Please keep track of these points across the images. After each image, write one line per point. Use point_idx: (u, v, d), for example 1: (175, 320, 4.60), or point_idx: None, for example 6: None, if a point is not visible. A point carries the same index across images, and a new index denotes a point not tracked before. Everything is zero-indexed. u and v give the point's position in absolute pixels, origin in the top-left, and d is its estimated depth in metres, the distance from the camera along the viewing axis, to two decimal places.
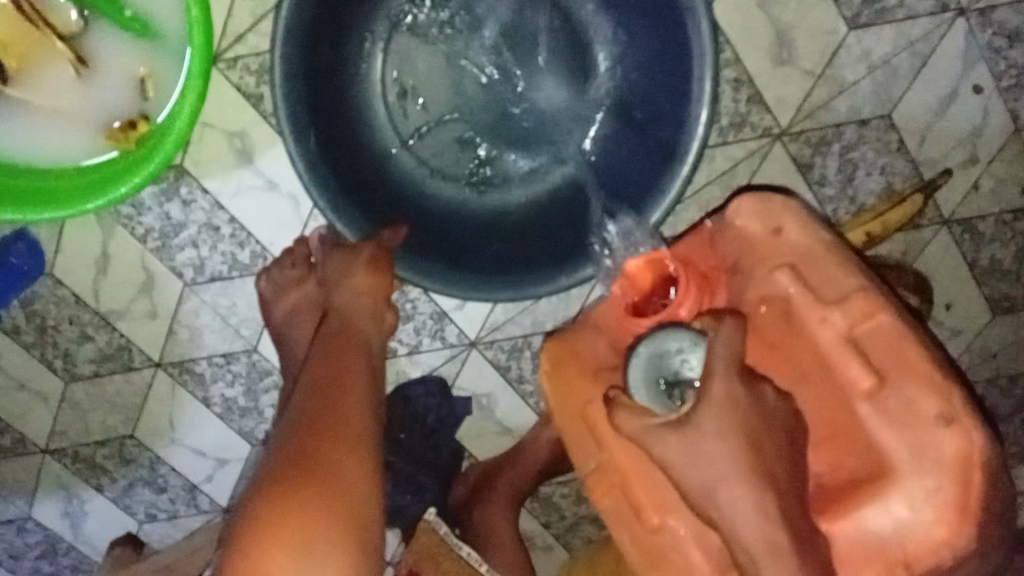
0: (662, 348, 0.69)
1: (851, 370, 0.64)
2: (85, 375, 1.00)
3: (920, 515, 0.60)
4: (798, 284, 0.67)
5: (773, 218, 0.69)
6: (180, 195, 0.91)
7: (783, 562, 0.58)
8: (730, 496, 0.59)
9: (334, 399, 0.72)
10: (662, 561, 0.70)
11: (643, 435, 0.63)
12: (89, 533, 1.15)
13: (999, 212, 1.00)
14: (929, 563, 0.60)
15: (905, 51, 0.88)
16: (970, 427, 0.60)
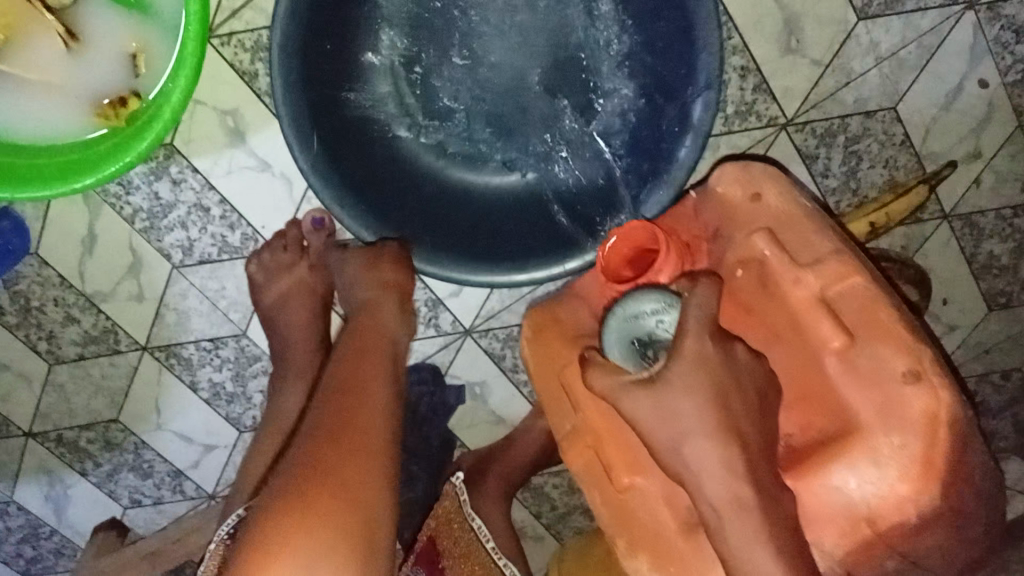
0: (635, 310, 0.69)
1: (823, 330, 0.64)
2: (69, 358, 0.98)
3: (886, 473, 0.60)
4: (774, 247, 0.67)
5: (754, 184, 0.70)
6: (170, 174, 0.87)
7: (748, 519, 0.56)
8: (696, 452, 0.58)
9: (353, 400, 0.67)
10: (633, 522, 0.72)
11: (614, 392, 0.63)
12: (73, 517, 1.13)
13: (1000, 208, 0.99)
14: (893, 519, 0.60)
15: (913, 43, 0.86)
16: (938, 385, 0.60)
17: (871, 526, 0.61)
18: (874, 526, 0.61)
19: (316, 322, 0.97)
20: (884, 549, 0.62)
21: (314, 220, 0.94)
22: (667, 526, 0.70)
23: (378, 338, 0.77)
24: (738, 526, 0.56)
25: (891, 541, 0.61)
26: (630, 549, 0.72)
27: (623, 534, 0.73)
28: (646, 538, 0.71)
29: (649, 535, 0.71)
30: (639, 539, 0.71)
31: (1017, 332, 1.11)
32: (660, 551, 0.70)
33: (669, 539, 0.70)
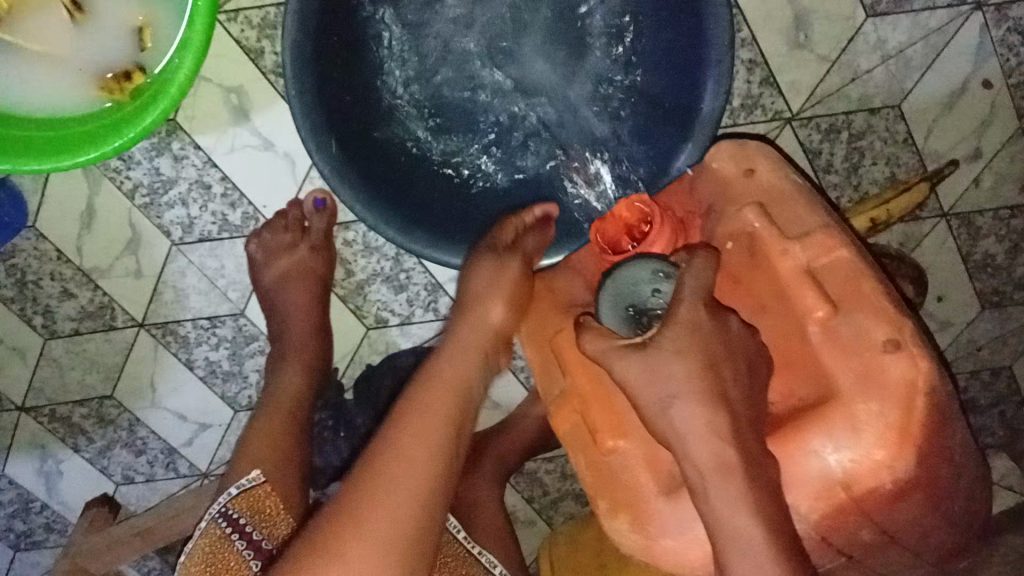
0: (631, 278, 0.70)
1: (807, 300, 0.66)
2: (64, 332, 0.97)
3: (865, 439, 0.60)
4: (763, 219, 0.70)
5: (748, 160, 0.73)
6: (172, 150, 0.86)
7: (732, 480, 0.60)
8: (684, 413, 0.62)
9: (410, 430, 0.72)
10: (614, 483, 0.72)
11: (606, 356, 0.66)
12: (63, 492, 1.13)
13: (997, 209, 1.00)
14: (868, 485, 0.61)
15: (919, 42, 0.86)
16: (917, 353, 0.61)
17: (846, 492, 0.62)
18: (849, 492, 0.62)
19: (317, 302, 0.97)
20: (858, 515, 0.63)
21: (317, 201, 0.93)
22: (648, 488, 0.70)
23: (468, 361, 0.79)
24: (720, 486, 0.60)
25: (864, 506, 0.62)
26: (611, 510, 0.72)
27: (603, 494, 0.73)
28: (627, 500, 0.71)
29: (631, 497, 0.71)
30: (619, 500, 0.72)
31: (1008, 331, 1.13)
32: (639, 512, 0.70)
33: (649, 501, 0.70)
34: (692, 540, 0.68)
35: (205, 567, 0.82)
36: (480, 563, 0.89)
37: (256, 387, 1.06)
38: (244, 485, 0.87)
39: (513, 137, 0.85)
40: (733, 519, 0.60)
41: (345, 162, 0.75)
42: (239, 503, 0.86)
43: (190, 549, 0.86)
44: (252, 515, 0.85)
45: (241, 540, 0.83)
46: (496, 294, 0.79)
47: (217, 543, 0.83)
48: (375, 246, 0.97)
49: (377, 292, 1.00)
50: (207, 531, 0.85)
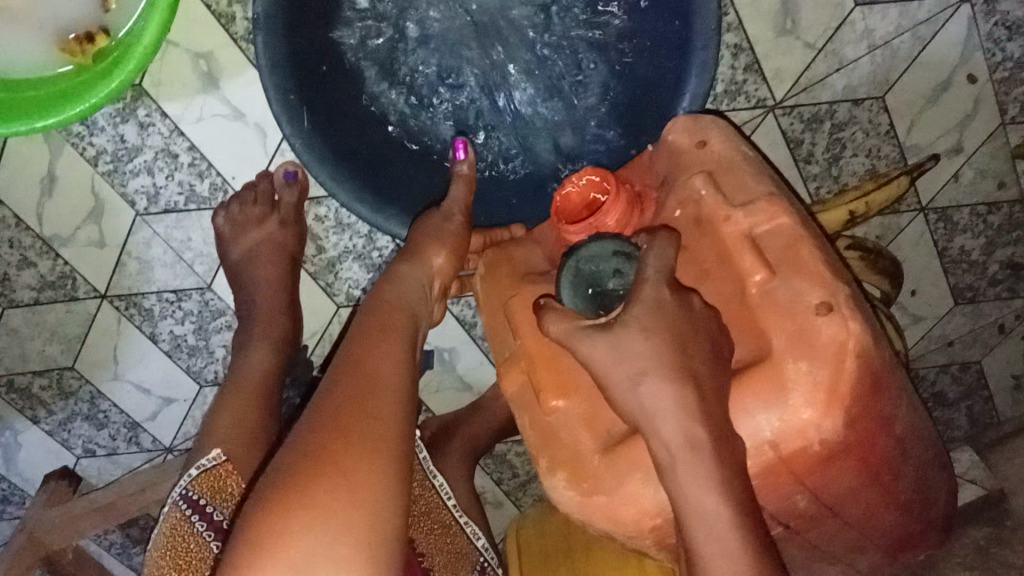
0: (592, 256, 0.69)
1: (746, 262, 0.65)
2: (23, 302, 0.94)
3: (795, 399, 0.60)
4: (710, 187, 0.69)
5: (700, 132, 0.72)
6: (137, 117, 0.83)
7: (700, 457, 0.58)
8: (651, 388, 0.60)
9: (373, 349, 0.68)
10: (553, 441, 0.71)
11: (570, 337, 0.64)
12: (22, 464, 1.10)
13: (974, 204, 1.00)
14: (797, 446, 0.61)
15: (907, 33, 0.85)
16: (848, 315, 0.60)
17: (775, 452, 0.61)
18: (780, 453, 0.61)
19: (286, 279, 0.95)
20: (792, 480, 0.64)
21: (288, 173, 0.90)
22: (586, 447, 0.69)
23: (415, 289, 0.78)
24: (690, 465, 0.58)
25: (797, 470, 0.63)
26: (550, 468, 0.70)
27: (544, 453, 0.71)
28: (566, 459, 0.70)
29: (568, 456, 0.70)
30: (559, 458, 0.70)
31: (979, 326, 1.13)
32: (578, 470, 0.69)
33: (586, 459, 0.69)
34: (626, 498, 0.65)
35: (163, 550, 0.78)
36: (465, 532, 0.90)
37: (222, 362, 1.04)
38: (203, 464, 0.85)
39: (487, 119, 0.83)
40: (698, 497, 0.58)
41: (318, 138, 0.75)
42: (200, 483, 0.83)
43: (154, 537, 0.82)
44: (212, 496, 0.83)
45: (201, 521, 0.80)
46: (439, 245, 0.78)
47: (178, 526, 0.79)
48: (346, 223, 0.94)
49: (349, 269, 0.98)
50: (168, 516, 0.81)
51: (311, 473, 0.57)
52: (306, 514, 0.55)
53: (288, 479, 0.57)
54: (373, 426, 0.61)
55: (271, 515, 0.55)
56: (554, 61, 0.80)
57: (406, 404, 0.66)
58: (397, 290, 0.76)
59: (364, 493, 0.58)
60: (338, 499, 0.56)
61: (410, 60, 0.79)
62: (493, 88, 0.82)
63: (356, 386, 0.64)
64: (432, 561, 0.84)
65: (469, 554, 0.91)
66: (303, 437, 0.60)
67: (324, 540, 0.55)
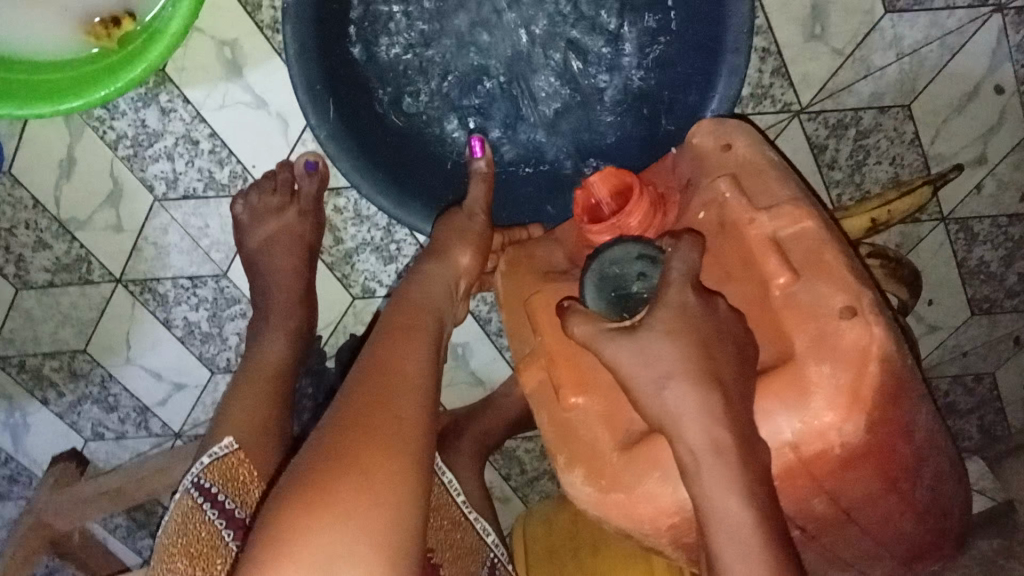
0: (616, 260, 0.69)
1: (770, 266, 0.63)
2: (38, 284, 0.94)
3: (815, 403, 0.58)
4: (735, 190, 0.68)
5: (725, 135, 0.71)
6: (159, 102, 0.82)
7: (725, 459, 0.57)
8: (678, 392, 0.59)
9: (398, 349, 0.68)
10: (573, 439, 0.68)
11: (596, 340, 0.63)
12: (30, 446, 1.10)
13: (995, 215, 0.99)
14: (816, 449, 0.59)
15: (936, 42, 0.84)
16: (873, 321, 0.58)
17: (795, 453, 0.60)
18: (799, 454, 0.60)
19: (303, 268, 0.94)
20: (810, 483, 0.62)
21: (308, 163, 0.89)
22: (605, 444, 0.67)
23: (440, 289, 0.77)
24: (714, 468, 0.57)
25: (813, 471, 0.61)
26: (568, 464, 0.68)
27: (563, 449, 0.69)
28: (584, 455, 0.67)
29: (586, 452, 0.67)
30: (577, 455, 0.68)
31: (994, 337, 1.13)
32: (595, 465, 0.66)
33: (606, 456, 0.66)
34: (644, 495, 0.63)
35: (176, 539, 0.78)
36: (475, 528, 0.91)
37: (236, 349, 1.03)
38: (216, 453, 0.85)
39: (507, 117, 0.82)
40: (720, 499, 0.57)
41: (341, 128, 0.74)
42: (211, 472, 0.83)
43: (166, 521, 0.82)
44: (224, 484, 0.82)
45: (213, 509, 0.80)
46: (464, 243, 0.78)
47: (191, 513, 0.79)
48: (366, 214, 0.94)
49: (366, 261, 0.97)
50: (181, 502, 0.81)
51: (332, 475, 0.57)
52: (325, 516, 0.55)
53: (312, 478, 0.57)
54: (395, 428, 0.61)
55: (290, 515, 0.55)
56: (578, 57, 0.79)
57: (428, 406, 0.65)
58: (425, 289, 0.77)
59: (386, 495, 0.57)
60: (357, 501, 0.56)
61: (431, 54, 0.78)
62: (514, 85, 0.80)
63: (379, 387, 0.63)
64: (441, 557, 0.83)
65: (479, 550, 0.90)
66: (324, 437, 0.60)
67: (345, 540, 0.55)
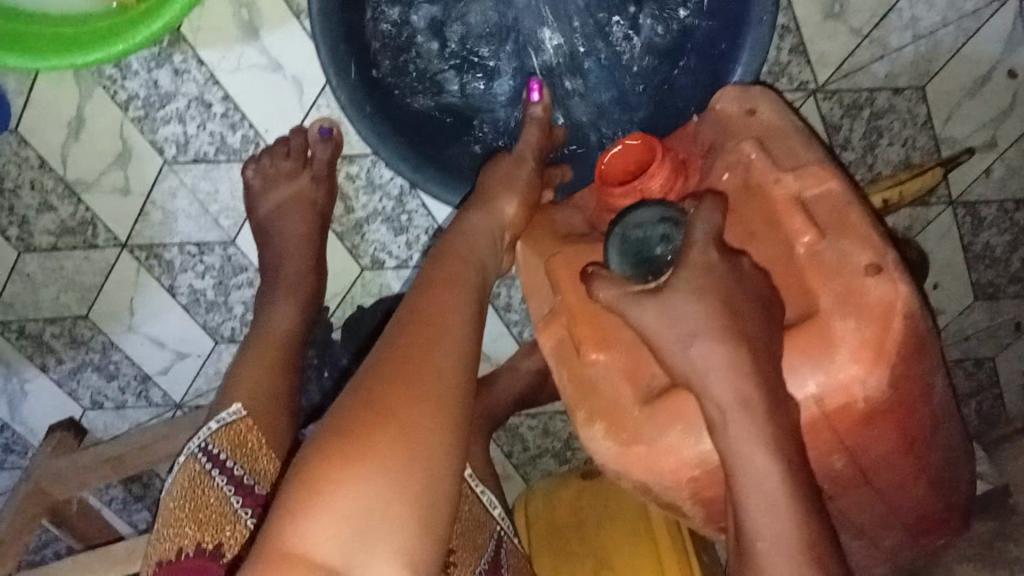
0: (638, 222, 0.64)
1: (794, 224, 0.60)
2: (41, 247, 0.92)
3: (841, 355, 0.55)
4: (760, 152, 0.65)
5: (750, 99, 0.69)
6: (173, 63, 0.81)
7: (752, 416, 0.54)
8: (703, 351, 0.55)
9: (439, 298, 0.67)
10: (592, 395, 0.67)
11: (619, 304, 0.59)
12: (26, 414, 1.08)
13: (1002, 200, 1.00)
14: (839, 402, 0.56)
15: (951, 24, 0.85)
16: (897, 277, 0.56)
17: (818, 407, 0.57)
18: (823, 407, 0.56)
19: (313, 236, 0.93)
20: (831, 438, 0.58)
21: (323, 129, 0.88)
22: (626, 400, 0.65)
23: (486, 237, 0.76)
24: (740, 426, 0.54)
25: (837, 427, 0.58)
26: (588, 418, 0.66)
27: (582, 405, 0.67)
28: (604, 410, 0.65)
29: (607, 407, 0.65)
30: (597, 410, 0.66)
31: (995, 323, 1.13)
32: (615, 419, 0.65)
33: (626, 411, 0.64)
34: (665, 448, 0.61)
35: (182, 500, 0.76)
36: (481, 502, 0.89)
37: (241, 319, 1.02)
38: (224, 418, 0.82)
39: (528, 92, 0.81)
40: (746, 456, 0.54)
41: (361, 92, 0.73)
42: (220, 438, 0.80)
43: (169, 483, 0.80)
44: (233, 450, 0.80)
45: (221, 475, 0.78)
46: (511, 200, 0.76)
47: (198, 479, 0.77)
48: (378, 183, 0.93)
49: (377, 231, 0.96)
50: (185, 466, 0.78)
51: (368, 426, 0.57)
52: (358, 466, 0.56)
53: (350, 426, 0.57)
54: (432, 380, 0.61)
55: (323, 458, 0.56)
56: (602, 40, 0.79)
57: (468, 361, 0.64)
58: (470, 238, 0.75)
59: (421, 449, 0.58)
60: (394, 455, 0.57)
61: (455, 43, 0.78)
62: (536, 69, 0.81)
63: (419, 338, 0.63)
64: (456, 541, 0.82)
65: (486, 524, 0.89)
66: (365, 384, 0.60)
67: (375, 489, 0.56)
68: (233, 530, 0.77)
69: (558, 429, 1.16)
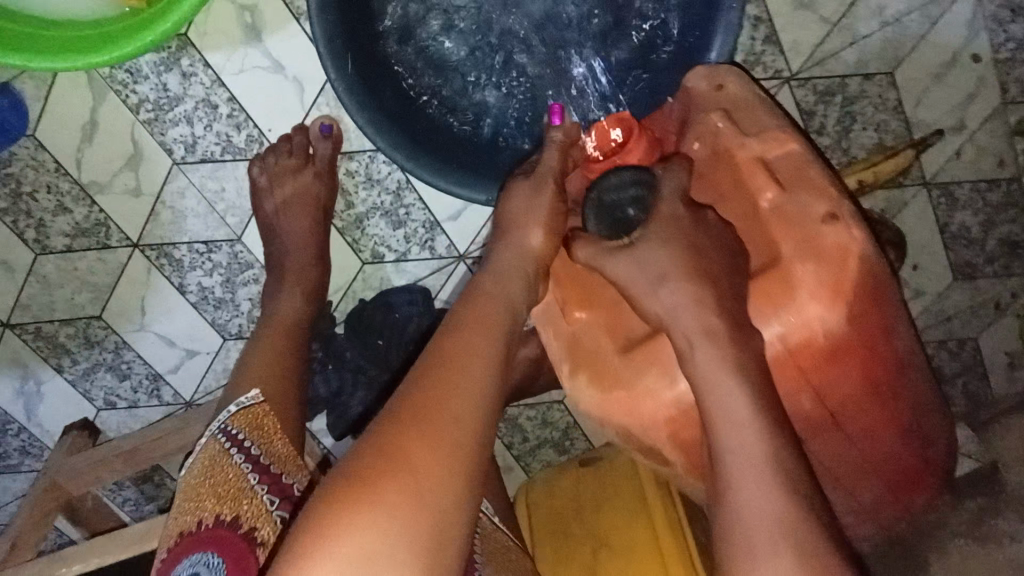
0: (612, 187, 0.68)
1: (758, 182, 0.66)
2: (56, 249, 0.97)
3: (800, 295, 0.61)
4: (727, 121, 0.70)
5: (716, 76, 0.72)
6: (181, 67, 0.86)
7: (717, 341, 0.59)
8: (674, 289, 0.62)
9: (466, 342, 0.64)
10: (577, 348, 0.71)
11: (596, 258, 0.67)
12: (42, 415, 1.11)
13: (974, 181, 1.04)
14: (802, 337, 0.62)
15: (916, 11, 0.89)
16: (853, 224, 0.61)
17: (783, 342, 0.62)
18: (786, 343, 0.62)
19: (317, 229, 0.99)
20: (797, 376, 0.64)
21: (323, 127, 0.93)
22: (606, 349, 0.69)
23: (518, 275, 0.71)
24: (707, 353, 0.59)
25: (801, 364, 0.63)
26: (572, 370, 0.70)
27: (568, 359, 0.71)
28: (587, 359, 0.70)
29: (590, 356, 0.70)
30: (580, 360, 0.70)
31: (976, 303, 1.17)
32: (598, 368, 0.69)
33: (606, 359, 0.68)
34: (644, 391, 0.65)
35: (203, 478, 0.79)
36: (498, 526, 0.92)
37: (249, 315, 1.07)
38: (243, 402, 0.89)
39: (519, 91, 0.85)
40: (717, 384, 0.59)
41: (359, 84, 0.77)
42: (237, 420, 0.86)
43: (190, 465, 0.84)
44: (251, 432, 0.84)
45: (240, 453, 0.81)
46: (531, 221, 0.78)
47: (218, 457, 0.81)
48: (376, 179, 0.97)
49: (376, 226, 1.01)
50: (206, 446, 0.84)
51: (382, 471, 0.54)
52: (366, 513, 0.52)
53: (363, 469, 0.55)
54: (451, 428, 0.58)
55: (330, 508, 0.53)
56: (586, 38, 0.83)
57: (485, 408, 0.61)
58: (499, 279, 0.70)
59: (434, 499, 0.55)
60: (405, 502, 0.54)
61: (448, 49, 0.83)
62: (528, 72, 0.85)
63: (437, 383, 0.60)
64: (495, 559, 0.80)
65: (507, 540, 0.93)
66: (384, 428, 0.57)
67: (382, 539, 0.52)
68: (252, 504, 0.76)
69: (556, 420, 1.19)
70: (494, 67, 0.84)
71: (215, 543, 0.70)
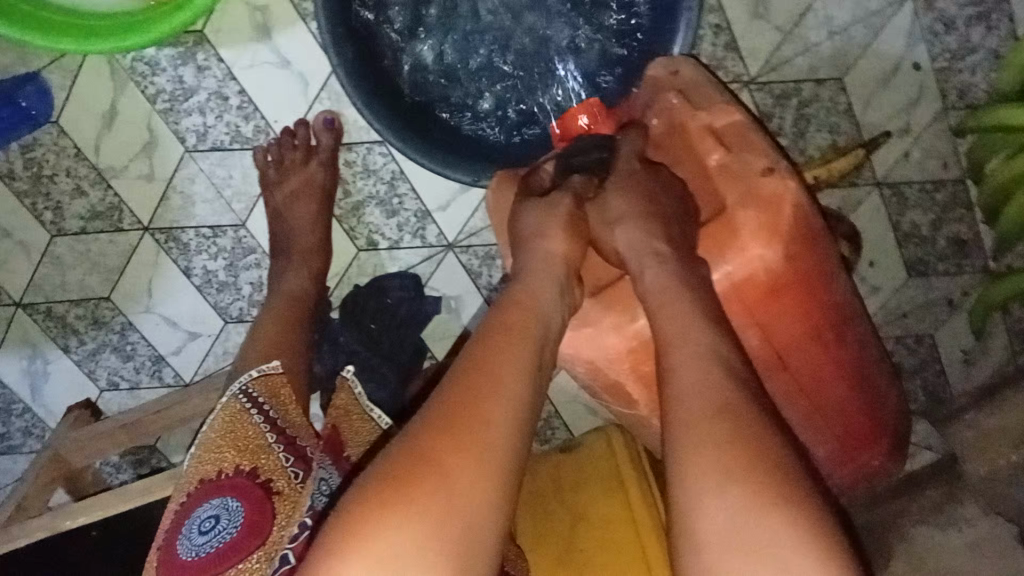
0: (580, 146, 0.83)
1: (706, 146, 0.76)
2: (71, 231, 1.04)
3: (742, 235, 0.71)
4: (681, 98, 0.79)
5: (674, 64, 0.82)
6: (197, 60, 0.95)
7: (664, 265, 0.70)
8: (626, 231, 0.75)
9: (499, 349, 0.66)
10: None
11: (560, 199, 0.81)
12: (45, 396, 1.17)
13: (922, 181, 1.13)
14: (745, 274, 0.72)
15: (860, 22, 1.01)
16: (787, 175, 0.71)
17: (728, 279, 0.73)
18: (732, 279, 0.72)
19: None
20: (744, 312, 0.74)
21: (324, 120, 1.02)
22: None
23: (548, 279, 0.73)
24: (654, 271, 0.71)
25: (746, 299, 0.73)
26: None
27: None
28: None
29: None
30: None
31: (930, 299, 1.24)
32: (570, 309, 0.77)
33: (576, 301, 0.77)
34: (610, 326, 0.75)
35: (223, 432, 0.84)
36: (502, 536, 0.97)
37: (249, 298, 1.12)
38: (263, 369, 0.92)
39: (496, 82, 0.96)
40: (665, 308, 0.68)
41: (358, 72, 0.85)
42: (258, 383, 0.90)
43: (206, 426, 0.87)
44: (270, 399, 0.89)
45: (258, 414, 0.86)
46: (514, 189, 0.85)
47: (238, 414, 0.86)
48: (372, 169, 1.06)
49: (371, 215, 1.09)
50: (227, 405, 0.87)
51: (412, 475, 0.57)
52: (393, 516, 0.55)
53: (393, 473, 0.57)
54: (482, 433, 0.60)
55: (366, 509, 0.56)
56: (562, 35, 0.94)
57: (523, 416, 0.63)
58: (533, 291, 0.72)
59: (461, 501, 0.57)
60: (435, 506, 0.56)
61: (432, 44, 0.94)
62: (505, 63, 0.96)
63: (472, 388, 0.62)
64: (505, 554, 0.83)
65: None
66: (416, 434, 0.60)
67: (409, 539, 0.55)
68: (268, 459, 0.81)
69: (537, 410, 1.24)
70: (473, 59, 0.95)
71: (234, 490, 0.77)
